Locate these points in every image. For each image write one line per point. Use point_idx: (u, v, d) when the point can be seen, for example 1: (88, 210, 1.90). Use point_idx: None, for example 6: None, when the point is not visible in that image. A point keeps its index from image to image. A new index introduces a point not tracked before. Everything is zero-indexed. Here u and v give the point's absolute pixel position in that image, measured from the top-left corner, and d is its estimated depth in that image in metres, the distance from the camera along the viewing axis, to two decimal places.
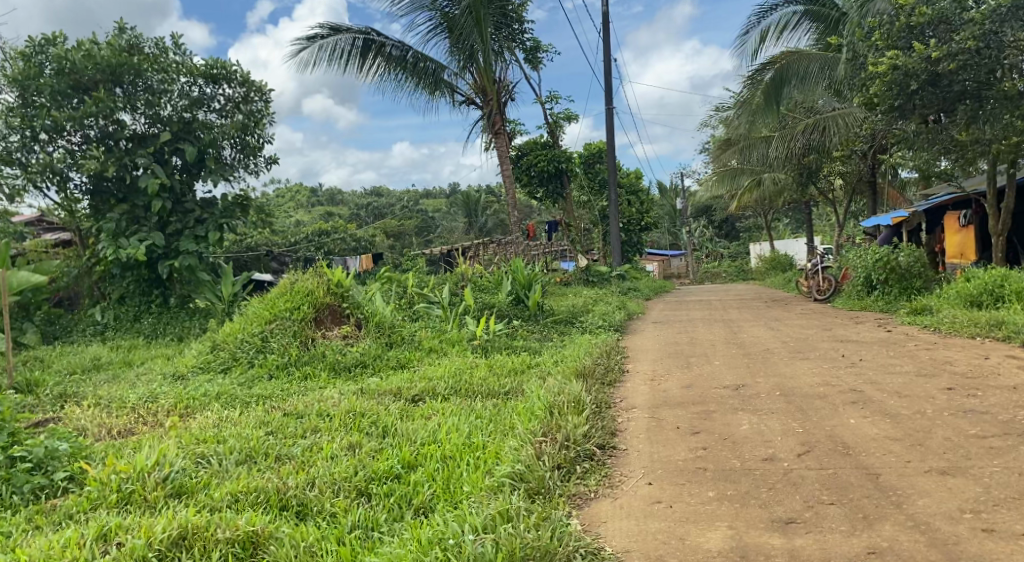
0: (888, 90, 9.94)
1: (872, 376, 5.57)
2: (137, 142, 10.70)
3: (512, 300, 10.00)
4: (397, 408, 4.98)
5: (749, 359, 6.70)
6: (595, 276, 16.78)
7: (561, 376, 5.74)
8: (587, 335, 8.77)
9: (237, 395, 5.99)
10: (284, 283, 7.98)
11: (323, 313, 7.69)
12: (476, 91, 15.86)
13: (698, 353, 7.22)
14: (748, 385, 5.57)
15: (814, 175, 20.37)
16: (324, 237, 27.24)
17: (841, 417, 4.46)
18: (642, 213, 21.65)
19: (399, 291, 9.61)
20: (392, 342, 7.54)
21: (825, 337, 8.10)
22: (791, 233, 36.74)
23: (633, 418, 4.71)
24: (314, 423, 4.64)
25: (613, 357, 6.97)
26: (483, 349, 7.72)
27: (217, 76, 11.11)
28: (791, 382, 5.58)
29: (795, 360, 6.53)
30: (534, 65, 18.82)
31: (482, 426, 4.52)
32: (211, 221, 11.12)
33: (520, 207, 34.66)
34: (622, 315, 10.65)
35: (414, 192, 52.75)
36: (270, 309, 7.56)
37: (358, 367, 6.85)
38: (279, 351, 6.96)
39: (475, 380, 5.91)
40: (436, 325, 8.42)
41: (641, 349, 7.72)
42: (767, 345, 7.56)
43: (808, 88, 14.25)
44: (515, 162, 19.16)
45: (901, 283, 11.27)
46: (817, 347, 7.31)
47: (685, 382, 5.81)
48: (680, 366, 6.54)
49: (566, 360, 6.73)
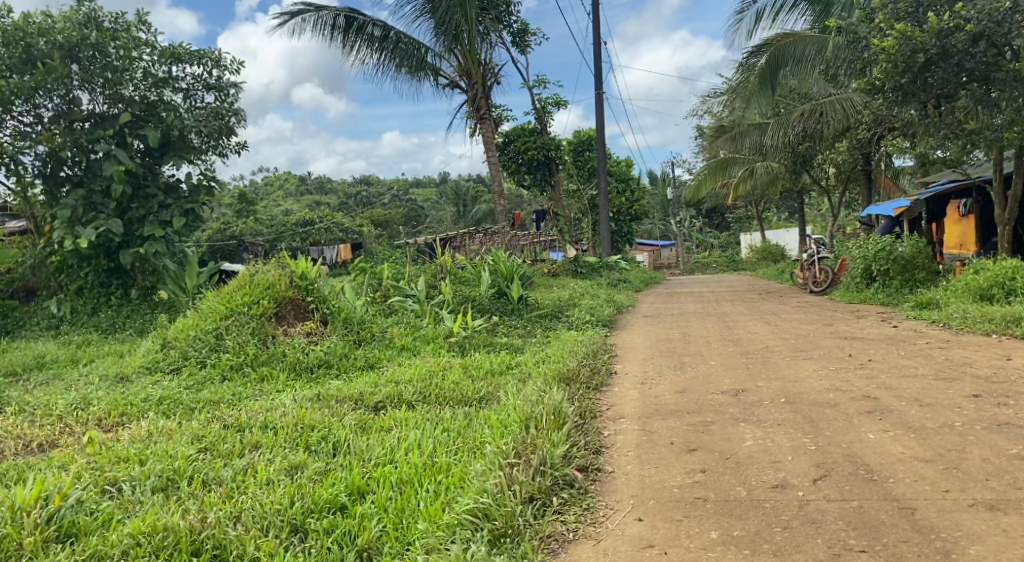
0: (892, 67, 9.27)
1: (886, 380, 5.02)
2: (95, 124, 9.96)
3: (494, 293, 9.42)
4: (353, 420, 4.38)
5: (748, 359, 6.15)
6: (583, 267, 16.25)
7: (542, 381, 5.16)
8: (573, 331, 8.20)
9: (183, 400, 5.39)
10: (242, 273, 7.31)
11: (285, 309, 7.06)
12: (461, 74, 15.19)
13: (692, 351, 6.67)
14: (749, 390, 5.01)
15: (808, 163, 20.12)
16: (307, 227, 26.64)
17: (858, 431, 3.90)
18: (632, 202, 21.09)
19: (373, 282, 8.99)
20: (361, 340, 6.96)
21: (827, 333, 7.56)
22: (783, 223, 36.33)
23: (620, 431, 4.14)
24: (254, 438, 4.03)
25: (600, 357, 6.40)
26: (461, 347, 7.14)
27: (186, 56, 10.31)
28: (797, 387, 5.03)
29: (798, 361, 5.98)
30: (521, 48, 18.16)
31: (447, 443, 3.94)
32: (175, 206, 10.33)
33: (510, 197, 34.06)
34: (611, 309, 10.09)
35: (403, 181, 52.06)
36: (226, 303, 6.91)
37: (321, 368, 6.28)
38: (233, 351, 6.35)
39: (445, 385, 5.32)
40: (411, 321, 7.81)
41: (630, 347, 7.16)
42: (764, 342, 7.02)
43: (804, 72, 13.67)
44: (502, 149, 18.41)
45: (902, 275, 10.75)
46: (819, 345, 6.78)
47: (678, 386, 5.26)
48: (673, 367, 5.98)
49: (549, 361, 6.15)
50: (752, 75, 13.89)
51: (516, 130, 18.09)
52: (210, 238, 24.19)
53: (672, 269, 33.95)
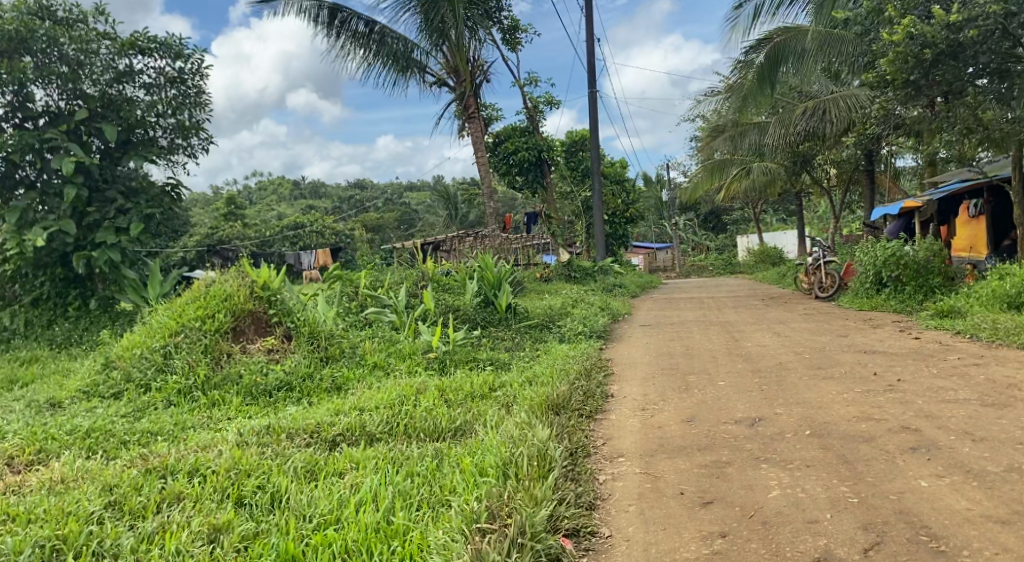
0: (901, 64, 8.59)
1: (925, 406, 4.35)
2: (49, 121, 9.14)
3: (480, 302, 8.74)
4: (301, 461, 3.69)
5: (760, 379, 5.49)
6: (577, 272, 15.60)
7: (527, 409, 4.47)
8: (564, 344, 7.53)
9: (115, 432, 4.67)
10: (197, 284, 6.57)
11: (244, 323, 6.32)
12: (448, 71, 14.47)
13: (697, 369, 6.01)
14: (767, 420, 4.34)
15: (808, 163, 19.53)
16: (299, 231, 26.06)
17: (904, 476, 3.25)
18: (628, 205, 20.46)
19: (348, 291, 8.28)
20: (330, 357, 6.27)
21: (843, 346, 6.89)
22: (781, 225, 35.79)
23: (619, 476, 3.47)
24: (178, 485, 3.34)
25: (594, 376, 5.72)
26: (440, 365, 6.46)
27: (146, 47, 9.63)
28: (823, 415, 4.36)
29: (816, 381, 5.32)
30: (511, 45, 17.49)
31: (410, 493, 3.27)
32: (135, 210, 9.56)
33: (504, 200, 33.42)
34: (606, 318, 9.41)
35: (397, 184, 51.44)
36: (178, 317, 6.16)
37: (281, 392, 5.62)
38: (181, 372, 5.63)
39: (417, 413, 4.63)
40: (386, 334, 7.11)
41: (628, 363, 6.49)
42: (776, 357, 6.36)
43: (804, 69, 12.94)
44: (493, 150, 17.72)
45: (916, 281, 10.12)
46: (836, 360, 6.12)
47: (684, 413, 4.59)
48: (677, 389, 5.31)
49: (538, 383, 5.46)
50: (749, 73, 13.22)
51: (507, 131, 17.41)
52: (198, 243, 23.58)
53: (668, 271, 33.38)
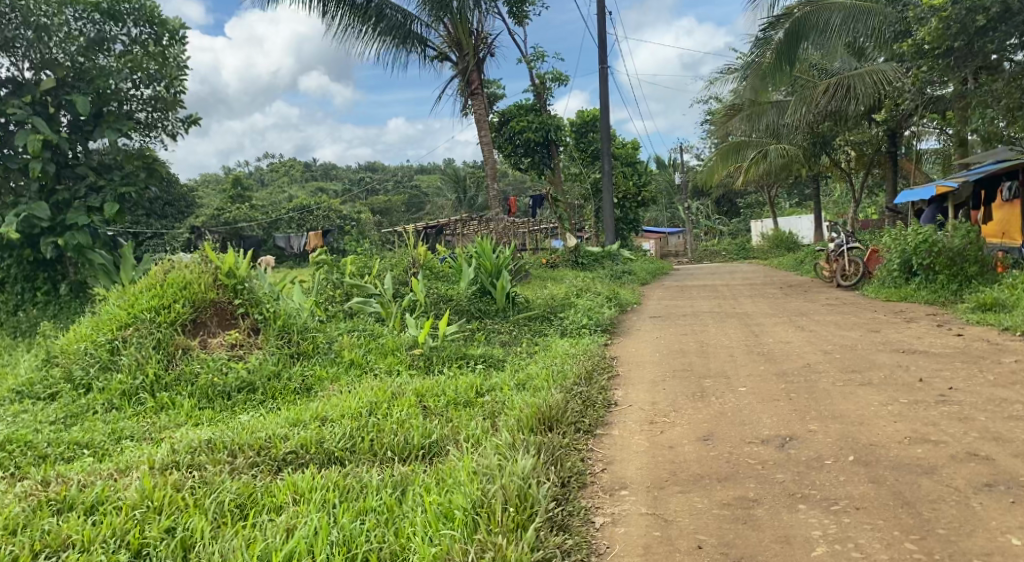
0: (945, 30, 7.82)
1: (991, 426, 3.63)
2: (13, 91, 8.37)
3: (475, 291, 8.06)
4: (231, 493, 3.02)
5: (787, 385, 4.77)
6: (585, 258, 14.89)
7: (514, 427, 3.79)
8: (566, 339, 6.82)
9: (35, 444, 4.00)
10: (153, 269, 5.83)
11: (205, 315, 5.62)
12: (450, 45, 13.61)
13: (713, 371, 5.30)
14: (800, 440, 3.64)
15: (827, 145, 18.65)
16: (305, 212, 25.51)
17: (986, 528, 2.58)
18: (639, 187, 19.61)
19: (332, 278, 7.58)
20: (302, 353, 5.59)
21: (878, 343, 6.16)
22: (796, 210, 34.88)
23: (620, 520, 2.80)
24: (68, 526, 2.69)
25: (596, 379, 5.01)
26: (426, 363, 5.77)
27: (118, 12, 8.97)
28: (868, 435, 3.64)
29: (852, 388, 4.59)
30: (517, 19, 16.66)
31: (355, 541, 2.63)
32: (108, 189, 8.74)
33: (513, 184, 32.68)
34: (613, 309, 8.69)
35: (407, 167, 50.79)
36: (129, 306, 5.48)
37: (242, 394, 4.98)
38: (127, 371, 4.98)
39: (385, 426, 3.96)
40: (368, 327, 6.41)
41: (635, 363, 5.78)
42: (802, 357, 5.63)
43: (826, 44, 12.01)
44: (498, 129, 16.89)
45: (950, 269, 9.32)
46: (872, 361, 5.38)
47: (701, 430, 3.90)
48: (691, 398, 4.60)
49: (532, 388, 4.76)
50: (768, 51, 12.15)
51: (513, 109, 16.56)
52: (203, 223, 23.09)
53: (680, 256, 32.63)
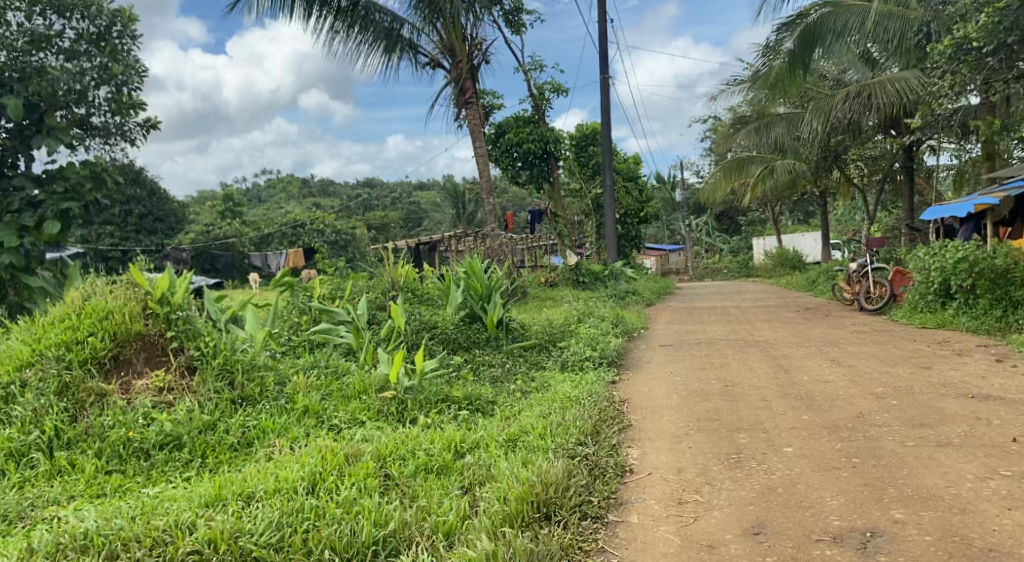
0: (998, 26, 7.25)
1: None
2: None
3: (463, 317, 7.09)
4: None
5: (845, 446, 3.78)
6: (586, 276, 14.06)
7: (493, 528, 2.86)
8: (566, 375, 5.87)
9: None
10: (71, 295, 4.83)
11: (129, 351, 4.65)
12: (443, 52, 12.64)
13: (747, 423, 4.32)
14: (887, 538, 2.69)
15: (838, 158, 17.79)
16: (298, 228, 24.66)
17: None
18: (642, 203, 18.73)
19: (299, 303, 6.61)
20: (246, 399, 4.66)
21: (936, 384, 5.21)
22: (799, 226, 34.15)
23: None
24: None
25: (605, 436, 4.04)
26: (399, 411, 4.77)
27: (65, 5, 7.85)
28: (981, 531, 2.69)
29: (929, 451, 3.60)
30: (515, 28, 15.82)
31: None
32: (48, 203, 7.12)
33: (512, 200, 31.90)
34: (619, 338, 7.75)
35: (405, 184, 50.12)
36: (36, 341, 4.50)
37: (164, 452, 4.05)
38: (21, 425, 4.03)
39: (326, 510, 3.04)
40: (333, 363, 5.43)
41: (649, 410, 4.80)
42: (852, 404, 4.65)
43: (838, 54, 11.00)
44: (493, 142, 15.92)
45: (992, 293, 8.35)
46: (940, 410, 4.41)
47: (747, 519, 2.94)
48: (726, 464, 3.61)
49: (523, 450, 3.78)
50: (777, 59, 11.09)
51: (510, 120, 15.65)
52: (193, 241, 22.20)
53: (681, 274, 31.82)
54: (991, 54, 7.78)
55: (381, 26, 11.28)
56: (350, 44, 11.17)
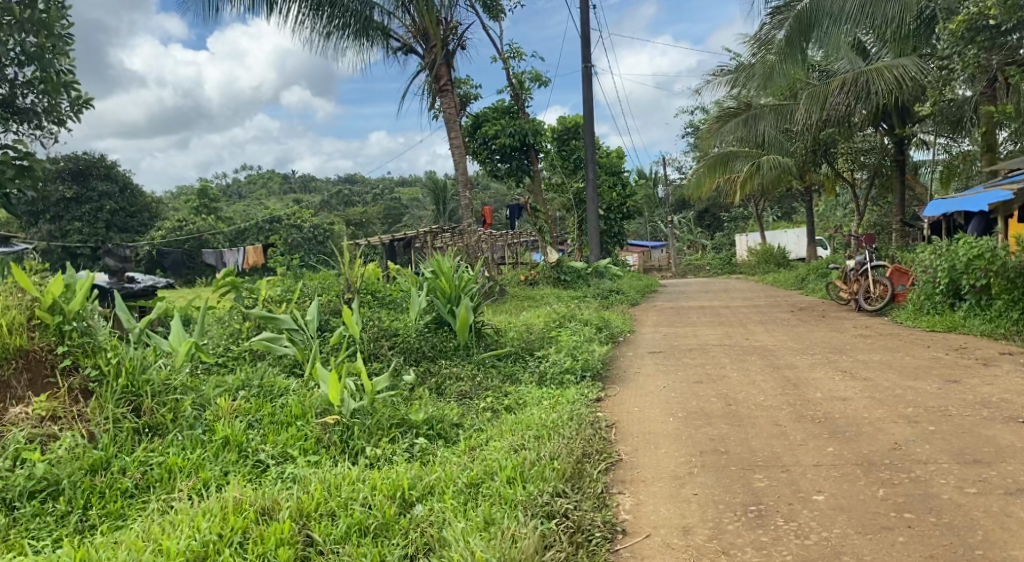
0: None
1: None
2: None
3: (428, 323, 6.24)
4: None
5: (891, 493, 3.02)
6: (568, 275, 13.35)
7: None
8: (543, 392, 5.07)
9: None
10: None
11: (7, 372, 3.78)
12: (415, 35, 11.67)
13: (761, 459, 3.54)
14: None
15: (827, 152, 17.12)
16: (271, 223, 23.65)
17: None
18: (625, 197, 18.01)
19: (239, 309, 5.72)
20: (154, 427, 3.82)
21: (973, 403, 4.48)
22: (783, 222, 33.63)
23: None
24: None
25: (592, 480, 3.24)
26: (341, 443, 3.93)
27: None
28: None
29: (1000, 503, 2.86)
30: (494, 13, 14.95)
31: None
32: None
33: (493, 195, 31.07)
34: (604, 345, 6.97)
35: (383, 178, 49.07)
36: None
37: (33, 502, 3.22)
38: None
39: None
40: (268, 381, 4.57)
41: (643, 439, 4.01)
42: (884, 432, 3.89)
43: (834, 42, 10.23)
44: (470, 133, 15.04)
45: (1009, 294, 7.63)
46: (991, 440, 3.66)
47: None
48: (745, 522, 2.83)
49: (485, 503, 2.97)
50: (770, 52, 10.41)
51: (487, 111, 14.80)
52: (162, 237, 21.14)
53: (664, 270, 31.20)
54: (1011, 31, 7.04)
55: (350, 10, 10.07)
56: (316, 27, 10.07)
